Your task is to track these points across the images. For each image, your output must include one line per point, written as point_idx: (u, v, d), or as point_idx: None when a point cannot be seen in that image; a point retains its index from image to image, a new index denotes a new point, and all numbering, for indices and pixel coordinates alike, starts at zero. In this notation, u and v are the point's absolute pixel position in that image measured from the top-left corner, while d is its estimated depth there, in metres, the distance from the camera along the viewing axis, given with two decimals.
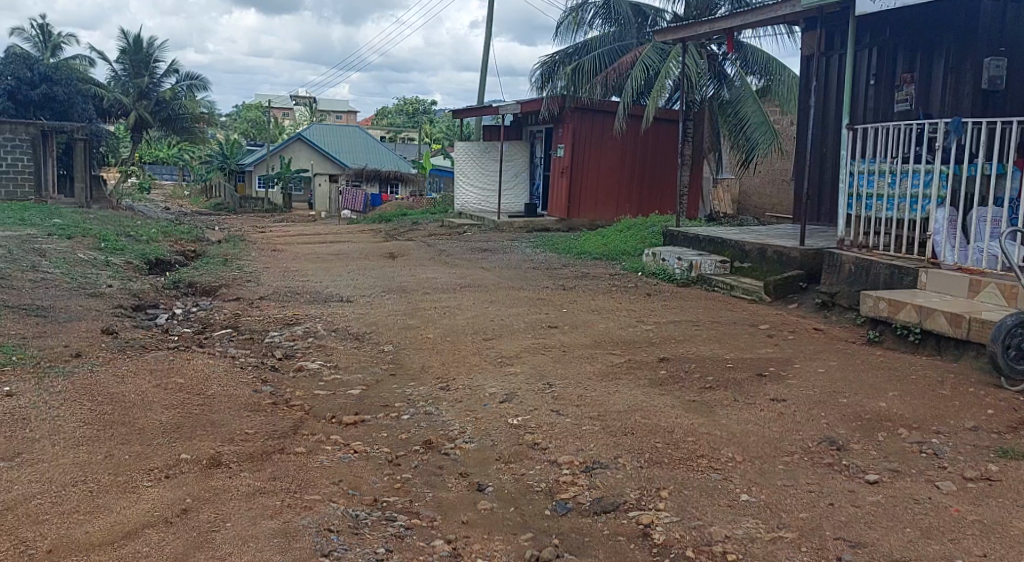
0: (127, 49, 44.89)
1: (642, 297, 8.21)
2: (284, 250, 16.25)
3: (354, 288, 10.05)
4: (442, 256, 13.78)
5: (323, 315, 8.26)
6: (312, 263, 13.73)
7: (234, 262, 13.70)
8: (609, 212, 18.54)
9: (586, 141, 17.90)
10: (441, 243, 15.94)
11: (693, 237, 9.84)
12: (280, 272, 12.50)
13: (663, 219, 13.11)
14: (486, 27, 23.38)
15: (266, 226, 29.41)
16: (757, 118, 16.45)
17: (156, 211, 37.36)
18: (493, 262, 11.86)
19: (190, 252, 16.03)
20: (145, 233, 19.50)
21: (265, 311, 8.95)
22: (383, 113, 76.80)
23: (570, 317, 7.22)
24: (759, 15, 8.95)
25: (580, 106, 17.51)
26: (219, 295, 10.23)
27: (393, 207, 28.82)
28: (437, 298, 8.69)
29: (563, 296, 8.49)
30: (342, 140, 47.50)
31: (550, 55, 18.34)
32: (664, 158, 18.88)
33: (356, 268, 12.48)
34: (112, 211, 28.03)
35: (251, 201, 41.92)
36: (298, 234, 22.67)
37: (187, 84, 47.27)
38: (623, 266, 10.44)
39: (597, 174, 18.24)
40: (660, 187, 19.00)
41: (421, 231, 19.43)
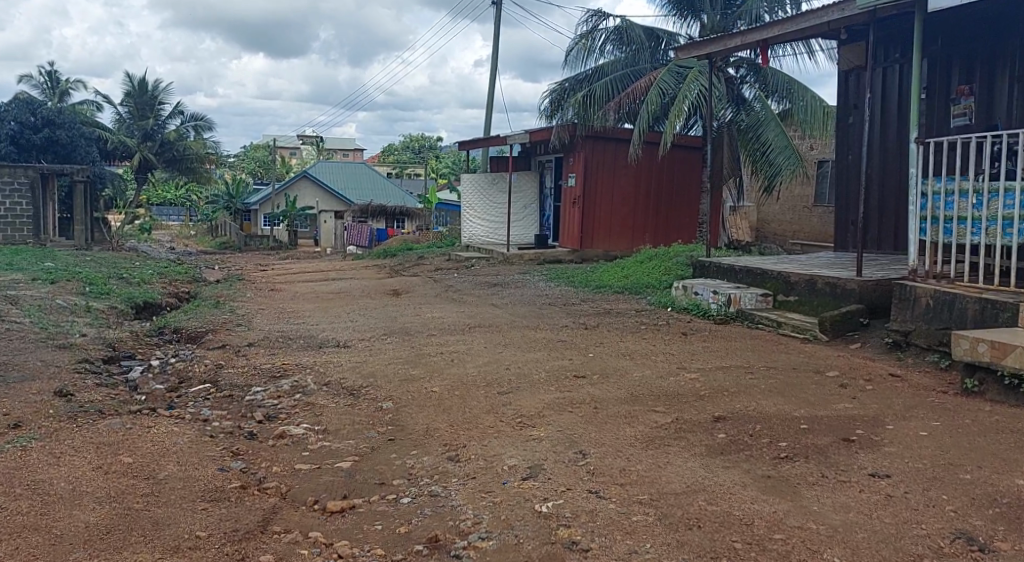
0: (131, 91, 44.56)
1: (678, 337, 7.20)
2: (283, 290, 15.31)
3: (353, 332, 9.09)
4: (449, 292, 12.81)
5: (315, 365, 7.28)
6: (311, 303, 12.79)
7: (227, 305, 12.76)
8: (626, 243, 17.64)
9: (599, 169, 17.06)
10: (448, 279, 15.01)
11: (728, 268, 8.86)
12: (272, 315, 11.52)
13: (687, 248, 12.14)
14: (492, 57, 22.67)
15: (269, 265, 28.59)
16: (781, 141, 15.47)
17: (159, 251, 36.64)
18: (504, 299, 10.89)
19: (184, 295, 15.11)
20: (139, 275, 18.61)
21: (252, 360, 7.99)
22: (389, 149, 76.57)
23: (598, 363, 6.22)
24: (797, 24, 8.02)
25: (591, 134, 16.69)
26: (204, 343, 9.26)
27: (399, 242, 27.98)
28: (443, 343, 7.71)
29: (587, 337, 7.49)
30: (347, 177, 46.87)
31: (560, 83, 17.51)
32: (681, 186, 18.02)
33: (356, 309, 11.51)
34: (111, 254, 27.26)
35: (256, 240, 41.22)
36: (299, 272, 21.78)
37: (191, 124, 46.87)
38: (650, 301, 9.43)
39: (611, 204, 17.37)
40: (677, 216, 18.13)
41: (427, 266, 18.49)
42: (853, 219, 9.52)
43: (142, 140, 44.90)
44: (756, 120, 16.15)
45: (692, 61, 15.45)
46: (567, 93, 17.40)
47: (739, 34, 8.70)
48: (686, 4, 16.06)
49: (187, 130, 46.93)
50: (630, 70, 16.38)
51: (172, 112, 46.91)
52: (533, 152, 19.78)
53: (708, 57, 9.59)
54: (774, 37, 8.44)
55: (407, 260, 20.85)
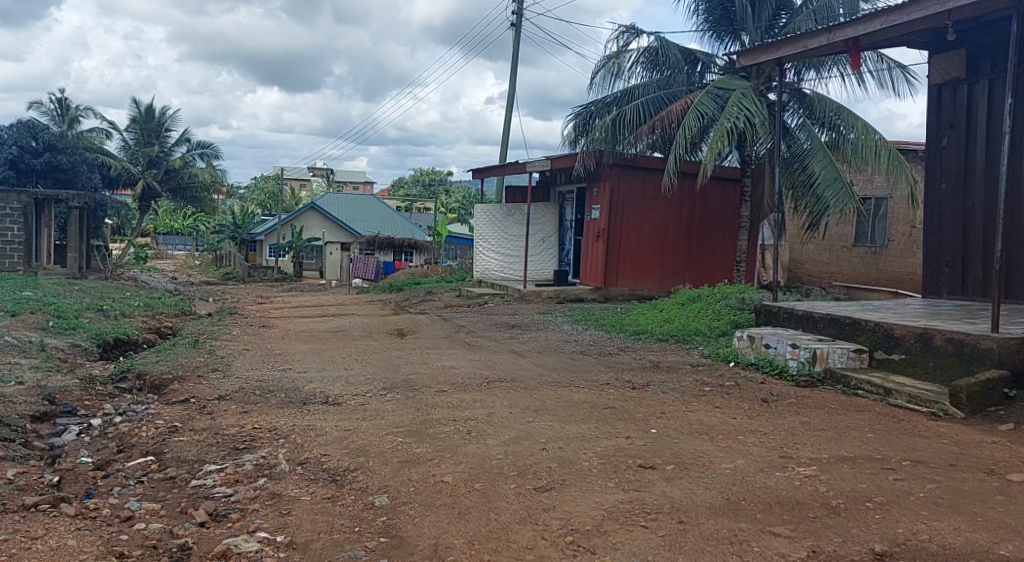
0: (138, 118, 43.63)
1: (757, 406, 5.62)
2: (275, 327, 13.76)
3: (346, 384, 7.51)
4: (461, 334, 11.24)
5: (292, 432, 5.69)
6: (305, 344, 11.26)
7: (208, 344, 11.18)
8: (653, 281, 16.19)
9: (627, 200, 15.70)
10: (458, 317, 13.45)
11: (804, 316, 7.30)
12: (256, 358, 9.97)
13: (736, 291, 10.60)
14: (510, 82, 21.41)
15: (270, 298, 27.10)
16: (829, 175, 14.11)
17: (159, 282, 35.27)
18: (526, 345, 9.33)
19: (166, 331, 13.56)
20: (124, 307, 17.09)
21: (217, 420, 6.40)
22: (399, 184, 75.58)
23: (667, 444, 4.62)
24: (904, 15, 6.49)
25: (618, 162, 15.40)
26: (167, 394, 7.68)
27: (406, 276, 26.49)
28: (456, 405, 6.11)
29: (638, 402, 5.91)
30: (355, 209, 45.59)
31: (585, 105, 16.07)
32: (716, 221, 16.57)
33: (353, 352, 9.95)
34: (104, 283, 25.80)
35: (259, 271, 39.94)
36: (297, 306, 20.24)
37: (198, 152, 45.79)
38: (705, 352, 7.85)
39: (639, 238, 15.97)
40: (711, 253, 16.65)
41: (435, 302, 16.96)
42: (949, 258, 8.03)
43: (147, 168, 43.76)
44: (804, 149, 14.80)
45: (735, 84, 14.10)
46: (593, 117, 15.95)
47: (822, 30, 7.15)
48: (726, 25, 14.61)
49: (194, 157, 45.80)
50: (662, 93, 14.93)
51: (179, 141, 45.88)
52: (552, 183, 18.41)
53: (775, 63, 8.05)
54: (868, 34, 6.92)
55: (413, 295, 19.34)
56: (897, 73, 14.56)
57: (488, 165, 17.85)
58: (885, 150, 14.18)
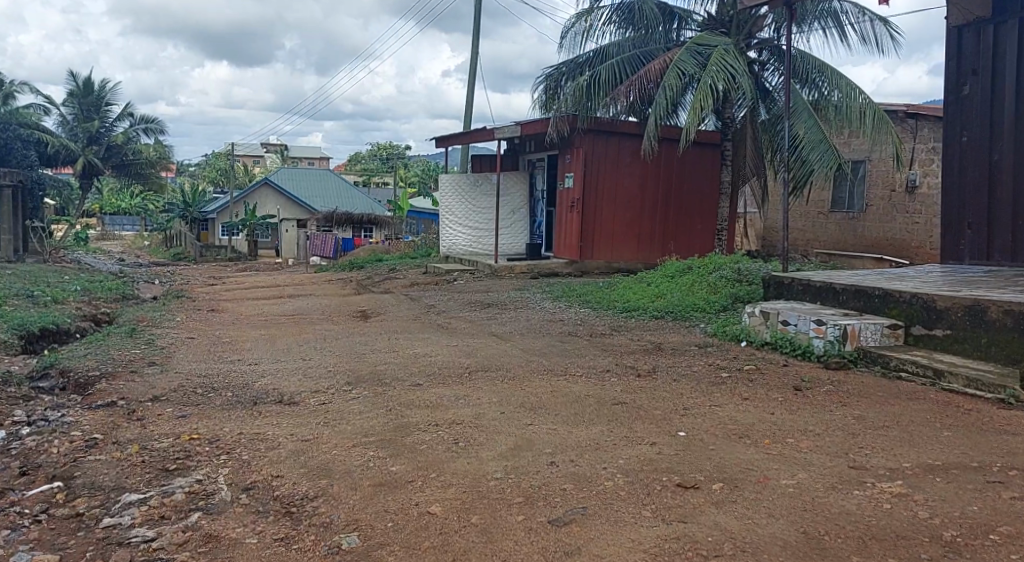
0: (75, 92, 41.26)
1: (791, 396, 4.79)
2: (224, 311, 12.63)
3: (304, 378, 6.52)
4: (430, 315, 10.27)
5: (238, 444, 4.69)
6: (258, 329, 10.20)
7: (147, 333, 10.04)
8: (630, 252, 15.56)
9: (601, 167, 14.99)
10: (425, 296, 12.48)
11: (823, 288, 6.49)
12: (202, 348, 8.90)
13: (730, 262, 9.82)
14: (472, 45, 20.29)
15: (222, 279, 25.74)
16: (813, 136, 13.58)
17: (104, 264, 33.54)
18: (505, 326, 8.42)
19: (103, 319, 12.34)
20: (58, 293, 15.74)
21: (148, 429, 5.37)
22: (354, 158, 73.69)
23: (703, 453, 3.75)
24: None
25: (591, 127, 14.62)
26: (94, 395, 6.60)
27: (366, 252, 25.37)
28: (435, 404, 5.17)
29: (650, 394, 5.04)
30: (310, 184, 43.96)
31: (555, 66, 15.02)
32: (694, 186, 15.89)
33: (312, 338, 8.93)
34: (42, 267, 24.19)
35: (213, 250, 38.49)
36: (250, 287, 19.03)
37: (142, 127, 43.61)
38: (711, 332, 7.09)
39: (613, 207, 15.32)
40: (689, 221, 16.01)
41: (399, 279, 15.95)
42: (972, 222, 7.46)
43: (87, 145, 41.57)
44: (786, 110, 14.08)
45: (715, 40, 13.27)
46: (563, 79, 14.92)
47: None
48: None
49: (137, 133, 43.63)
50: (638, 51, 14.01)
51: (120, 115, 43.64)
52: (521, 151, 17.50)
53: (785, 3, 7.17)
54: None
55: (375, 273, 18.28)
56: (880, 26, 13.76)
57: (453, 133, 16.84)
58: (870, 110, 13.54)
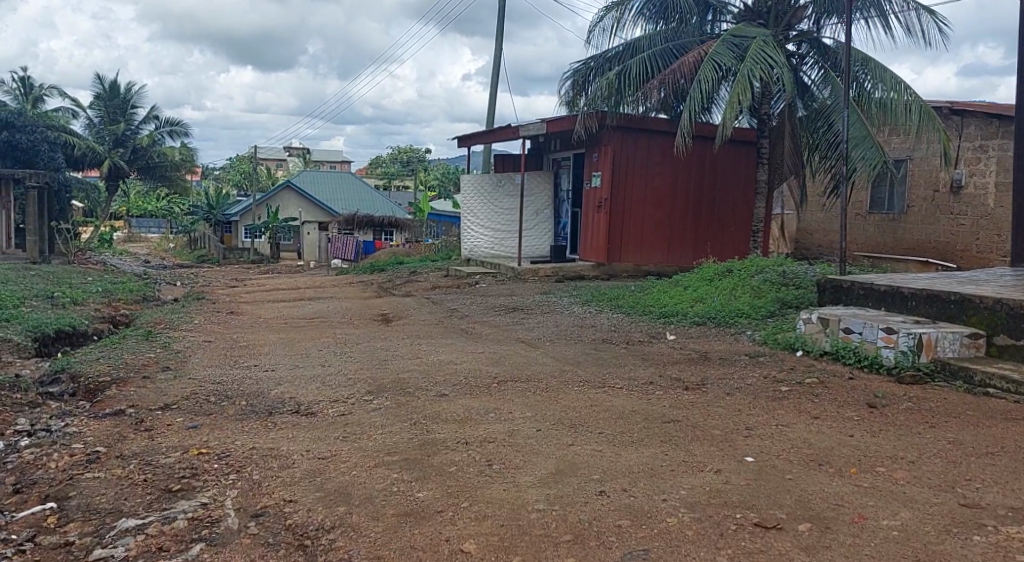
0: (102, 94, 41.31)
1: (864, 413, 4.26)
2: (243, 313, 12.25)
3: (321, 386, 6.07)
4: (455, 320, 9.81)
5: (248, 461, 4.24)
6: (276, 333, 9.77)
7: (162, 336, 9.65)
8: (660, 255, 15.00)
9: (630, 165, 14.47)
10: (450, 299, 12.02)
11: (888, 293, 5.95)
12: (216, 353, 8.48)
13: (771, 265, 9.26)
14: (498, 43, 19.86)
15: (244, 281, 25.47)
16: (857, 132, 12.98)
17: (128, 265, 33.49)
18: (536, 332, 7.93)
19: (119, 321, 11.99)
20: (77, 294, 15.46)
21: (152, 442, 4.93)
22: (377, 162, 73.65)
23: (781, 486, 3.23)
24: None
25: (621, 123, 14.15)
26: (99, 402, 6.19)
27: (388, 255, 25.00)
28: (463, 418, 4.70)
29: (704, 411, 4.52)
30: (333, 186, 43.76)
31: (583, 62, 14.51)
32: (727, 187, 15.35)
33: (332, 343, 8.49)
34: (64, 268, 24.04)
35: (236, 253, 38.43)
36: (271, 289, 18.70)
37: (167, 130, 43.62)
38: (759, 339, 6.54)
39: (643, 207, 14.79)
40: (721, 222, 15.44)
41: (422, 282, 15.53)
42: None
43: (113, 147, 41.64)
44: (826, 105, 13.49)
45: (754, 31, 12.73)
46: (592, 74, 14.42)
47: None
48: None
49: (162, 135, 43.66)
50: (671, 45, 13.53)
51: (146, 118, 43.69)
52: (546, 150, 17.04)
53: None
54: None
55: (397, 276, 17.86)
56: (926, 18, 13.11)
57: (476, 131, 16.39)
58: (916, 105, 12.95)
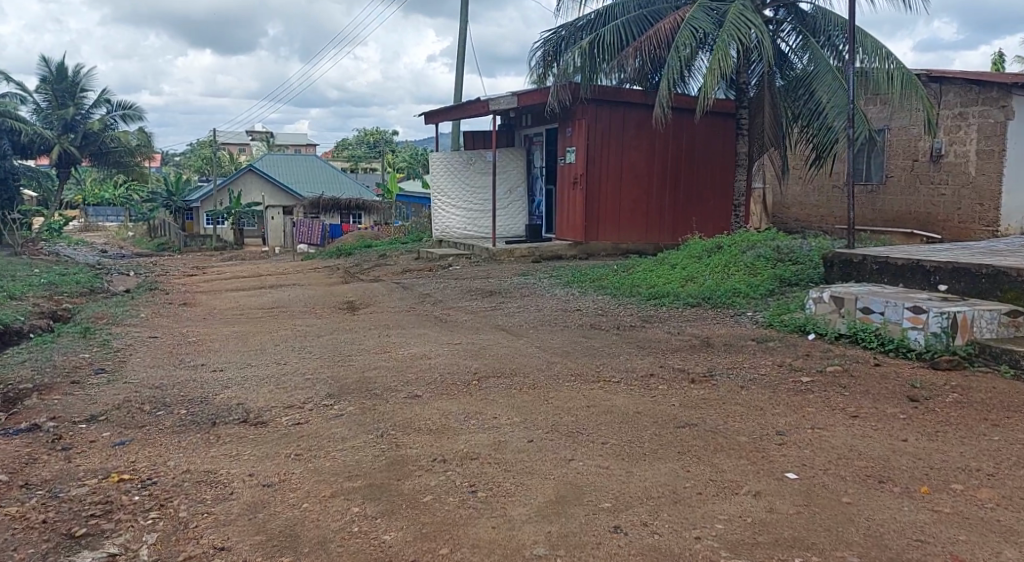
0: (49, 78, 39.51)
1: (909, 410, 3.66)
2: (198, 305, 11.42)
3: (276, 389, 5.33)
4: (427, 307, 9.10)
5: (180, 490, 3.53)
6: (231, 326, 8.99)
7: (105, 333, 8.83)
8: (639, 233, 14.44)
9: (606, 140, 13.86)
10: (419, 284, 11.32)
11: (907, 269, 5.36)
12: (163, 350, 7.69)
13: (764, 240, 8.66)
14: (464, 14, 18.99)
15: (205, 269, 24.46)
16: (840, 100, 12.10)
17: (82, 256, 32.21)
18: (514, 319, 7.26)
19: (63, 317, 11.12)
20: (20, 288, 14.50)
21: (70, 466, 4.19)
22: (343, 144, 72.18)
23: (840, 518, 2.71)
24: None
25: (596, 95, 13.49)
26: (19, 415, 5.41)
27: (356, 238, 24.14)
28: (436, 428, 4.01)
29: (718, 411, 3.89)
30: (296, 170, 42.48)
31: (553, 30, 13.67)
32: (706, 161, 14.80)
33: (291, 336, 7.74)
34: (12, 261, 22.87)
35: (197, 240, 37.28)
36: (232, 277, 17.84)
37: (119, 114, 41.93)
38: (767, 320, 5.95)
39: (620, 183, 14.19)
40: (701, 199, 14.91)
41: (390, 266, 14.80)
42: None
43: (63, 133, 39.96)
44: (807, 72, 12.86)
45: None
46: (562, 43, 13.61)
47: None
48: None
49: (115, 120, 41.96)
50: (645, 11, 12.75)
51: (97, 102, 41.96)
52: (517, 125, 16.34)
53: None
54: None
55: (364, 260, 17.07)
56: None
57: (443, 107, 15.62)
58: (900, 72, 12.37)
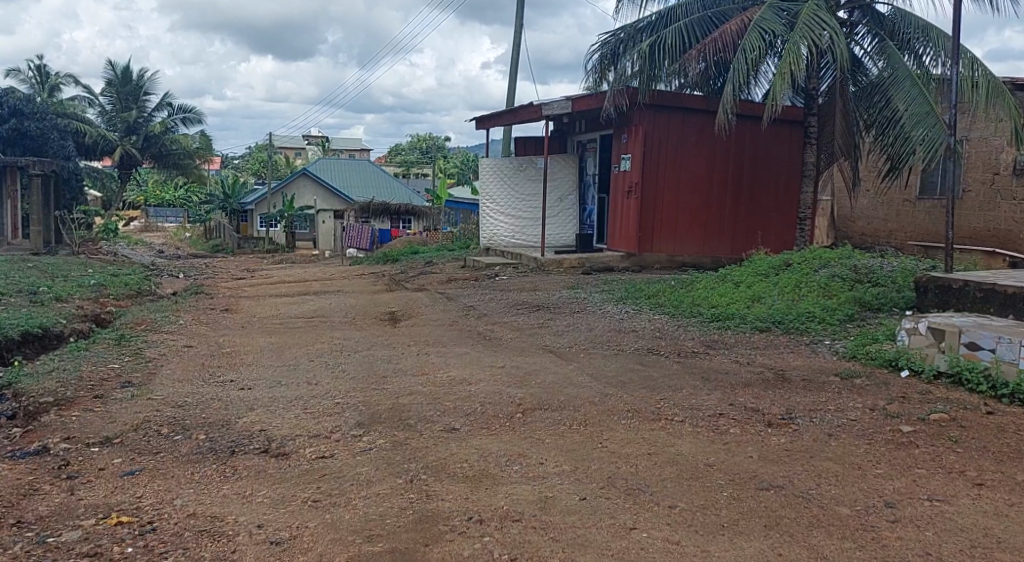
0: (113, 81, 40.27)
1: None
2: (240, 312, 11.12)
3: (303, 414, 4.89)
4: (472, 321, 8.62)
5: (182, 542, 3.08)
6: (269, 336, 8.62)
7: (141, 340, 8.54)
8: (695, 245, 13.78)
9: (663, 147, 13.24)
10: (465, 295, 10.85)
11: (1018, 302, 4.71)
12: (196, 361, 7.34)
13: (839, 259, 7.96)
14: (519, 17, 18.55)
15: (255, 272, 24.42)
16: (920, 107, 11.19)
17: (138, 256, 32.65)
18: (565, 342, 6.72)
19: (105, 320, 10.92)
20: (69, 288, 14.44)
21: (73, 499, 3.79)
22: (395, 150, 72.57)
23: None
24: None
25: (654, 101, 12.91)
26: (34, 431, 5.05)
27: (404, 244, 23.85)
28: (474, 474, 3.52)
29: (804, 466, 3.33)
30: (347, 174, 42.58)
31: (612, 33, 13.11)
32: (769, 171, 14.05)
33: (328, 350, 7.32)
34: (69, 260, 23.11)
35: (249, 242, 37.58)
36: (278, 281, 17.63)
37: (179, 117, 42.55)
38: (849, 350, 5.31)
39: (677, 193, 13.55)
40: (762, 211, 14.14)
41: (436, 275, 14.38)
42: None
43: (124, 135, 40.70)
44: (882, 78, 12.04)
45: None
46: (620, 46, 12.98)
47: None
48: None
49: (175, 123, 42.61)
50: (710, 13, 12.16)
51: (158, 104, 42.67)
52: (570, 131, 15.82)
53: None
54: None
55: (410, 267, 16.72)
56: None
57: (494, 112, 15.20)
58: (986, 79, 11.47)
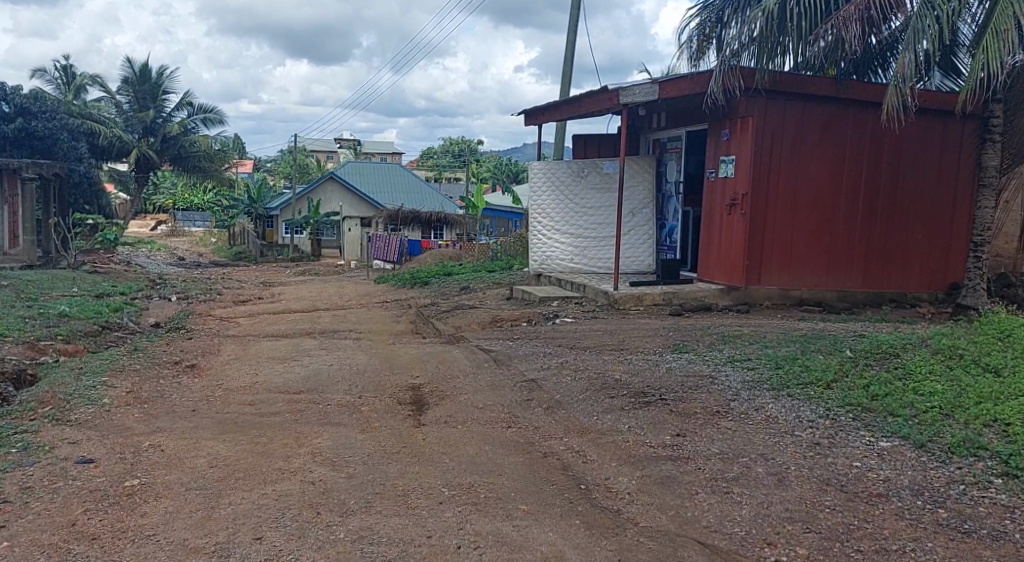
0: (130, 79, 37.55)
1: None
2: (208, 374, 7.91)
3: None
4: (539, 421, 5.29)
5: None
6: (221, 441, 5.42)
7: (20, 446, 5.33)
8: (815, 275, 10.37)
9: (777, 146, 9.87)
10: (523, 355, 7.55)
11: None
12: (70, 514, 4.17)
13: None
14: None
15: (271, 289, 21.41)
16: None
17: (153, 265, 29.88)
18: (742, 534, 3.42)
19: (20, 386, 7.73)
20: (17, 323, 11.33)
21: None
22: (426, 154, 69.65)
23: None
24: None
25: (771, 84, 9.57)
26: None
27: (435, 259, 20.60)
28: None
29: None
30: (375, 179, 39.45)
31: None
32: (915, 179, 10.55)
33: (295, 500, 4.11)
34: (62, 273, 20.15)
35: (274, 249, 34.93)
36: (285, 308, 14.48)
37: (200, 117, 39.69)
38: None
39: (794, 207, 10.13)
40: (907, 230, 10.67)
41: (476, 309, 11.16)
42: None
43: (142, 136, 37.95)
44: None
45: None
46: (725, 9, 9.74)
47: None
48: None
49: (195, 124, 39.78)
50: None
51: (177, 104, 39.88)
52: (644, 126, 12.51)
53: None
54: None
55: (442, 295, 13.51)
56: None
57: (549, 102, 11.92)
58: None
